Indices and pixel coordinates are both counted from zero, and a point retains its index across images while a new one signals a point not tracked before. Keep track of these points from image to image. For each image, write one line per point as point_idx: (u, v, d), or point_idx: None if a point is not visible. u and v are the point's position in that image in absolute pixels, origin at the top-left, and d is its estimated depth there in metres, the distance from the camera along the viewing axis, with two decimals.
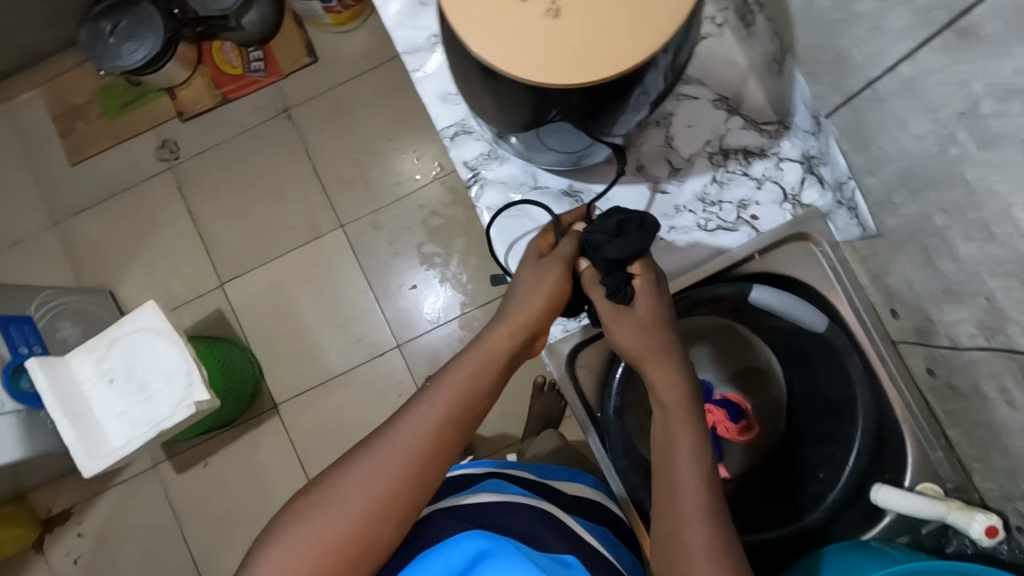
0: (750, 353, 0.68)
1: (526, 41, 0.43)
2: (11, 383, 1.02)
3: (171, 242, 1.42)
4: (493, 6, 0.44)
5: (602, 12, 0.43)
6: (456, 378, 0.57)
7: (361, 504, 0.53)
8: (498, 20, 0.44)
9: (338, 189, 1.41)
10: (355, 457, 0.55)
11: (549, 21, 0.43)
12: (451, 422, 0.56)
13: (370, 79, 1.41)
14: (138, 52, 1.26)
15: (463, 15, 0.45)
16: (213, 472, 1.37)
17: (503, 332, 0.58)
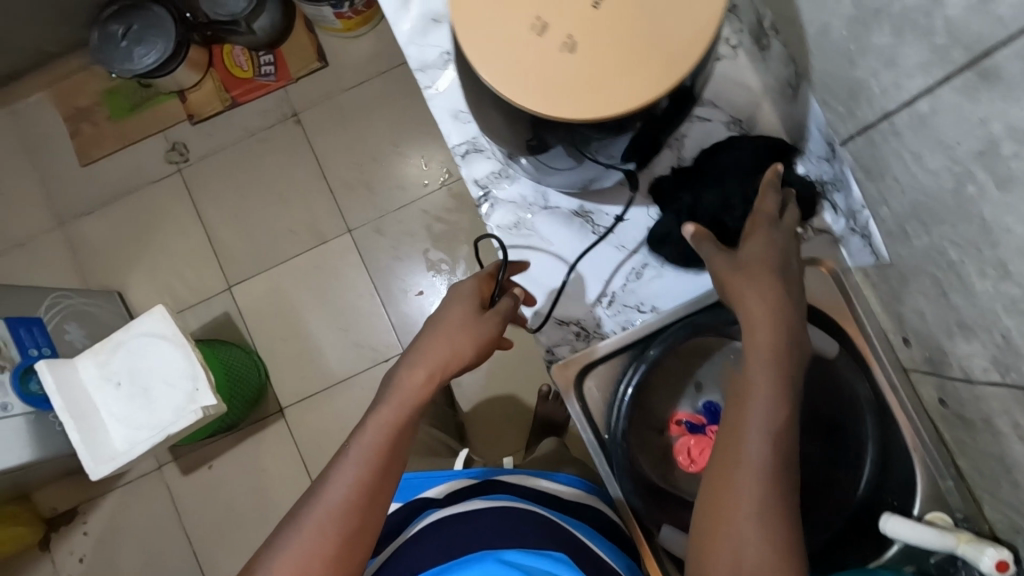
0: None
1: (534, 74, 0.44)
2: (20, 385, 1.03)
3: (179, 245, 1.42)
4: (505, 35, 0.45)
5: (612, 48, 0.43)
6: (376, 427, 0.56)
7: (307, 558, 0.53)
8: (509, 52, 0.44)
9: (344, 194, 1.40)
10: (298, 515, 0.54)
11: (565, 55, 0.44)
12: (384, 468, 0.56)
13: (378, 84, 1.41)
14: (149, 55, 1.27)
15: (480, 48, 0.45)
16: (217, 474, 1.37)
17: (417, 372, 0.58)
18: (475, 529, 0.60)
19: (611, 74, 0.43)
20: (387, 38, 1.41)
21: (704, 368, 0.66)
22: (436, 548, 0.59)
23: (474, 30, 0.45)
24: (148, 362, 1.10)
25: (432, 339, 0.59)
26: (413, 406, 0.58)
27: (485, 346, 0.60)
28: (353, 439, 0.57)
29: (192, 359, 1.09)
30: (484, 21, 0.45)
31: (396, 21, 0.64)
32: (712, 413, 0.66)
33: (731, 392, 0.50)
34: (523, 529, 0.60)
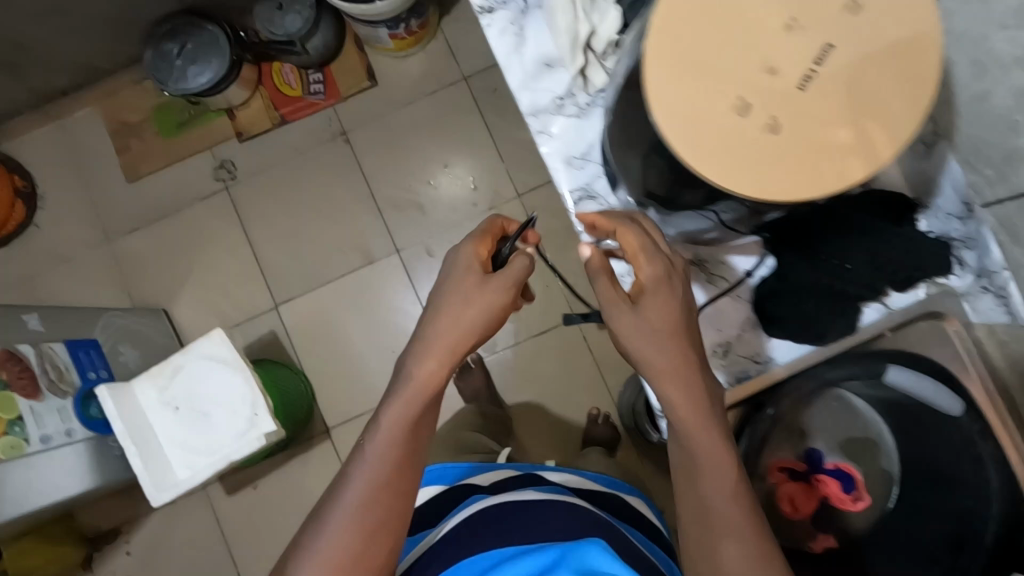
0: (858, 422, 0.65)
1: (725, 140, 0.40)
2: (81, 409, 1.02)
3: (226, 263, 1.41)
4: (701, 88, 0.40)
5: (815, 128, 0.40)
6: (397, 410, 0.61)
7: (344, 544, 0.56)
8: (702, 109, 0.41)
9: (393, 214, 1.40)
10: (329, 506, 0.58)
11: (770, 135, 0.40)
12: (409, 451, 0.60)
13: (428, 104, 1.41)
14: (204, 75, 1.27)
15: (675, 121, 0.41)
16: (262, 494, 1.36)
17: (436, 358, 0.62)
18: (516, 514, 0.72)
19: (817, 158, 0.40)
20: (437, 58, 1.41)
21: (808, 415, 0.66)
22: (474, 542, 0.70)
23: (669, 98, 0.41)
24: (207, 385, 1.09)
25: (445, 317, 0.63)
26: (428, 397, 0.62)
27: (495, 320, 0.64)
28: (371, 432, 0.60)
29: (251, 382, 1.08)
30: (680, 88, 0.41)
31: (508, 65, 0.62)
32: (816, 459, 0.66)
33: (660, 396, 0.53)
34: (556, 518, 0.71)
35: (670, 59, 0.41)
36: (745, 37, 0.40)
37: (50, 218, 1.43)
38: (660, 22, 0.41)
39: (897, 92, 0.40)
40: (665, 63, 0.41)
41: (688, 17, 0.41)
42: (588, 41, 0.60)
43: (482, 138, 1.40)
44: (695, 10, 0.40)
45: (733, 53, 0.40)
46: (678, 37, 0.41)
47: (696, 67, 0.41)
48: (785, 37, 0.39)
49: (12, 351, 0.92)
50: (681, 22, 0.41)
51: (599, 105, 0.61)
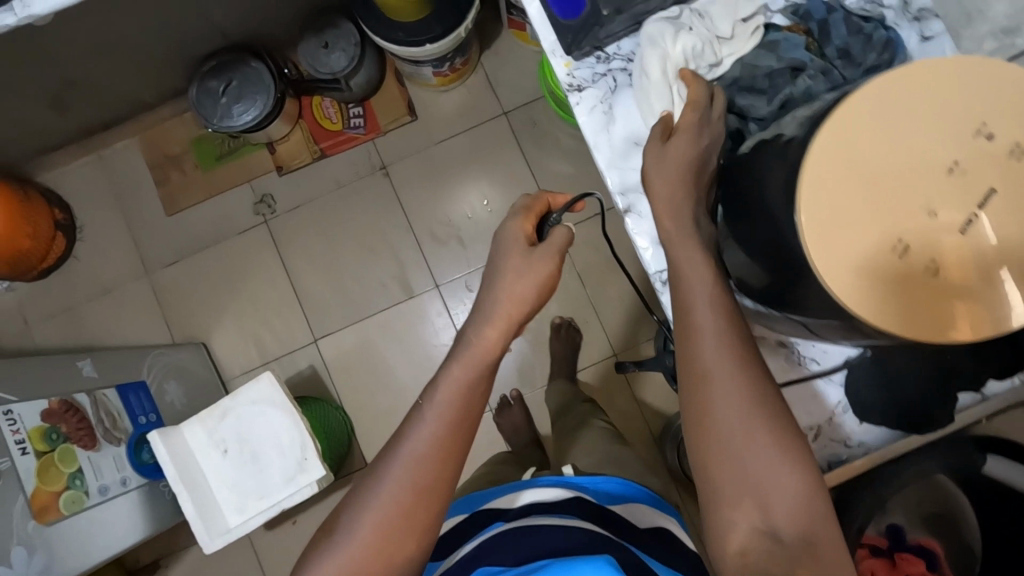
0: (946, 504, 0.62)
1: (870, 268, 0.40)
2: (134, 455, 1.02)
3: (266, 296, 1.42)
4: (865, 210, 0.40)
5: (966, 277, 0.39)
6: (445, 393, 0.63)
7: (396, 500, 0.60)
8: (859, 232, 0.40)
9: (432, 248, 1.40)
10: (385, 465, 0.62)
11: (928, 276, 0.39)
12: (454, 434, 0.62)
13: (468, 139, 1.41)
14: (248, 112, 1.27)
15: (826, 251, 0.41)
16: (301, 530, 1.36)
17: (486, 340, 0.65)
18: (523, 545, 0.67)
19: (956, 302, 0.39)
20: (477, 92, 1.41)
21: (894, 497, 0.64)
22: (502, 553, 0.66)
23: (822, 227, 0.41)
24: (256, 430, 1.09)
25: (496, 294, 0.66)
26: (476, 373, 0.64)
27: (544, 290, 0.67)
28: (422, 405, 0.64)
29: (300, 427, 1.08)
30: (833, 219, 0.41)
31: (596, 143, 0.63)
32: None
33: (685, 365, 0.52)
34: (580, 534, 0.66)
35: (824, 191, 0.41)
36: (905, 175, 0.39)
37: (89, 250, 1.43)
38: (815, 156, 0.42)
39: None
40: (819, 195, 0.41)
41: (842, 154, 0.41)
42: None
43: (522, 173, 1.40)
44: (850, 147, 0.41)
45: (894, 189, 0.39)
46: (833, 170, 0.41)
47: (850, 200, 0.41)
48: (948, 179, 0.39)
49: (68, 402, 0.92)
50: (836, 158, 0.42)
51: None
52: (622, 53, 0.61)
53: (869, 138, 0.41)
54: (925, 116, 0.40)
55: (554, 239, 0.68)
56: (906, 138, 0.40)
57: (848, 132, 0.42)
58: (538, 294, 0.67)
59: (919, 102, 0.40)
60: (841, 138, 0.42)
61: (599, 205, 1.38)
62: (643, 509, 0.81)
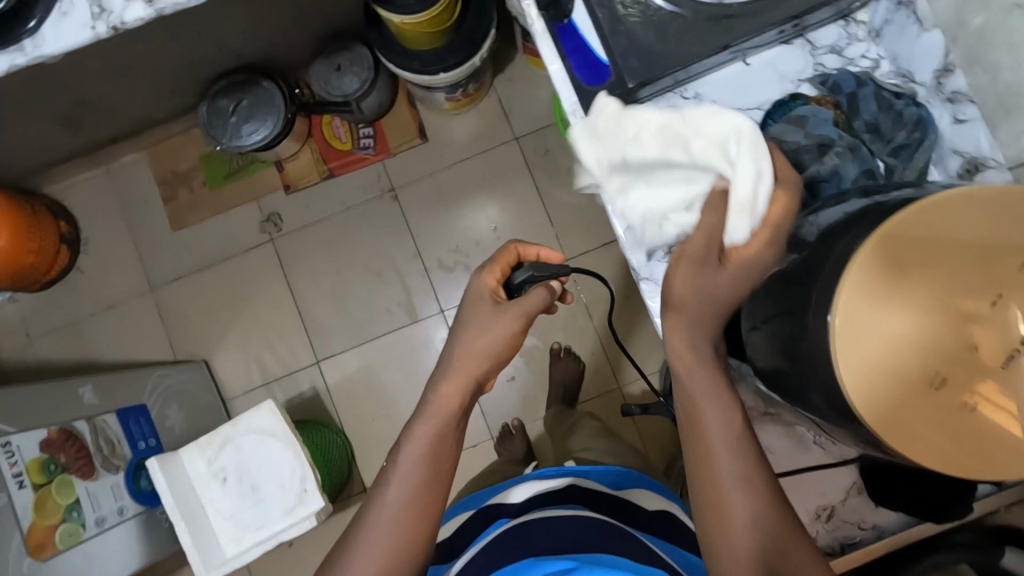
0: None
1: (895, 403, 0.39)
2: (133, 483, 1.01)
3: (270, 316, 1.40)
4: (895, 344, 0.39)
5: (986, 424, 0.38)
6: (412, 451, 0.62)
7: (371, 563, 0.59)
8: (885, 366, 0.39)
9: (439, 274, 1.39)
10: (362, 527, 0.61)
11: (961, 409, 0.38)
12: (429, 489, 0.62)
13: (477, 164, 1.39)
14: (257, 132, 1.25)
15: (856, 379, 0.39)
16: (298, 552, 1.35)
17: (451, 394, 0.63)
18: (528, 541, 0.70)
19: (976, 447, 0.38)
20: (489, 117, 1.40)
21: None
22: (506, 552, 0.69)
23: (855, 355, 0.39)
24: (256, 461, 1.08)
25: (456, 351, 0.64)
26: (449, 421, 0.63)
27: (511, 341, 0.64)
28: (391, 465, 0.63)
29: (301, 458, 1.07)
30: (866, 348, 0.39)
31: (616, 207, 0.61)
32: None
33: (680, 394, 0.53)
34: (583, 531, 0.69)
35: (859, 317, 0.39)
36: (940, 308, 0.38)
37: (93, 264, 1.42)
38: (846, 283, 0.40)
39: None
40: (853, 322, 0.40)
41: (878, 279, 0.39)
42: None
43: (532, 201, 1.38)
44: (884, 275, 0.39)
45: (930, 324, 0.38)
46: (868, 297, 0.39)
47: (885, 328, 0.39)
48: (986, 317, 0.37)
49: (67, 430, 0.91)
50: (868, 283, 0.40)
51: None
52: None
53: (905, 265, 0.39)
54: (962, 248, 0.38)
55: (529, 302, 0.64)
56: (947, 268, 0.38)
57: (892, 257, 0.39)
58: (504, 350, 0.65)
59: (957, 232, 0.38)
60: (873, 262, 0.40)
61: (609, 236, 1.37)
62: (649, 495, 0.82)
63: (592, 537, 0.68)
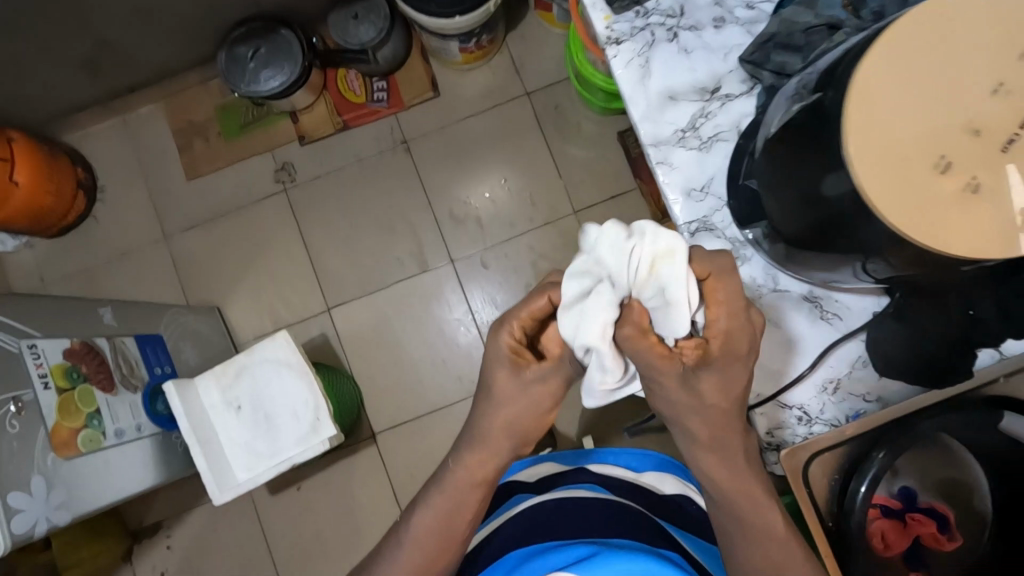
0: (957, 467, 0.67)
1: (915, 192, 0.38)
2: (149, 405, 1.02)
3: (281, 264, 1.42)
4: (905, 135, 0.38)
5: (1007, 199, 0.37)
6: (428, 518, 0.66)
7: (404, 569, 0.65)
8: (899, 157, 0.38)
9: (450, 225, 1.41)
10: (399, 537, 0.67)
11: (970, 191, 0.37)
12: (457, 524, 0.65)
13: (489, 118, 1.42)
14: (274, 79, 1.28)
15: (867, 160, 0.39)
16: (305, 496, 1.37)
17: (481, 465, 0.64)
18: (550, 519, 0.73)
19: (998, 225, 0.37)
20: (501, 73, 1.42)
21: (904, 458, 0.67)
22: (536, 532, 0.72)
23: (862, 134, 0.39)
24: (268, 390, 1.09)
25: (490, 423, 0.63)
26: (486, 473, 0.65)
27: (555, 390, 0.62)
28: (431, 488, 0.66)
29: (313, 388, 1.08)
30: (874, 129, 0.39)
31: (632, 96, 0.64)
32: (909, 498, 0.67)
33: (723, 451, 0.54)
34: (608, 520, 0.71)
35: (872, 96, 0.39)
36: (937, 96, 0.38)
37: (109, 211, 1.44)
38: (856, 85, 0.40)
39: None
40: (864, 121, 0.39)
41: (895, 64, 0.39)
42: (715, 87, 0.63)
43: (541, 155, 1.41)
44: (891, 75, 0.39)
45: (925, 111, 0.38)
46: (878, 95, 0.39)
47: (889, 109, 0.39)
48: (991, 99, 0.37)
49: (89, 344, 0.94)
50: (868, 86, 0.40)
51: (722, 141, 0.62)
52: (661, 9, 0.63)
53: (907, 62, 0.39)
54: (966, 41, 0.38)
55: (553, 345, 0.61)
56: (961, 54, 0.38)
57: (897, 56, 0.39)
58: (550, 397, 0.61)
59: (954, 27, 0.39)
60: (880, 63, 0.40)
61: (617, 189, 1.39)
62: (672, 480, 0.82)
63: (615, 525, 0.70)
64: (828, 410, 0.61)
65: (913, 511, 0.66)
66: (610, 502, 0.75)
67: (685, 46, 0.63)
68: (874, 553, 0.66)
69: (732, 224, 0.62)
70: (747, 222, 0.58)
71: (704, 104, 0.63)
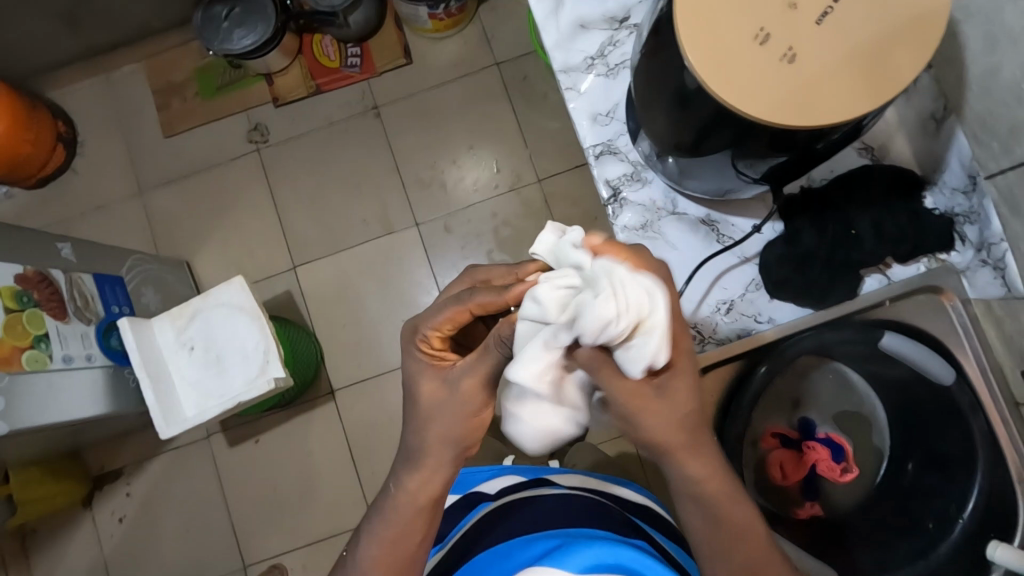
0: (856, 399, 0.65)
1: (738, 65, 0.41)
2: (103, 339, 1.05)
3: (249, 221, 1.46)
4: (731, 13, 0.41)
5: (820, 68, 0.40)
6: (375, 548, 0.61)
7: None
8: (724, 33, 0.41)
9: (415, 189, 1.44)
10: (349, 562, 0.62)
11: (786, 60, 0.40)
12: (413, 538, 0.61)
13: (458, 86, 1.45)
14: (247, 38, 1.32)
15: (697, 37, 0.41)
16: (264, 450, 1.40)
17: (424, 487, 0.59)
18: (511, 517, 0.69)
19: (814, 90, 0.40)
20: (472, 43, 1.45)
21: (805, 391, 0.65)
22: (499, 529, 0.68)
23: (694, 18, 0.41)
24: (221, 331, 1.13)
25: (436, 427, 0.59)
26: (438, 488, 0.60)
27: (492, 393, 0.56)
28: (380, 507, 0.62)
29: (265, 331, 1.11)
30: (708, 25, 0.41)
31: (545, 25, 0.66)
32: (807, 430, 0.64)
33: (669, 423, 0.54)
34: (571, 511, 0.67)
35: None
36: None
37: (86, 165, 1.48)
38: None
39: (908, 37, 0.40)
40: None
41: None
42: (624, 16, 0.65)
43: (508, 124, 1.44)
44: None
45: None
46: None
47: None
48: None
49: (43, 273, 0.97)
50: None
51: (628, 68, 0.64)
52: None
53: None
54: None
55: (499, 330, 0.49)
56: None
57: None
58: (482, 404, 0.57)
59: None
60: None
61: (581, 159, 1.41)
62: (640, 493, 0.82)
63: (583, 516, 0.67)
64: (720, 330, 0.63)
65: (813, 440, 0.63)
66: (573, 496, 0.71)
67: None
68: (769, 483, 0.63)
69: (634, 148, 0.64)
70: (640, 141, 0.61)
71: (613, 34, 0.65)
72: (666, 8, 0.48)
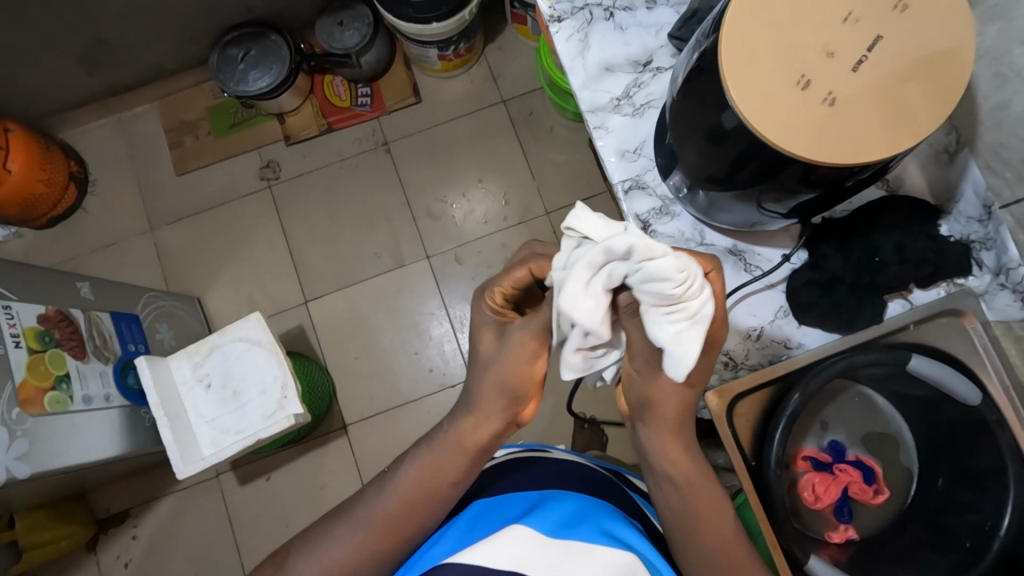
0: (880, 420, 0.65)
1: (781, 107, 0.44)
2: (120, 378, 1.04)
3: (262, 259, 1.47)
4: (772, 62, 0.45)
5: (858, 111, 0.44)
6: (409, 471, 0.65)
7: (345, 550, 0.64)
8: (767, 78, 0.45)
9: (426, 223, 1.46)
10: (344, 527, 0.65)
11: (824, 101, 0.44)
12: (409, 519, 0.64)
13: (466, 122, 1.49)
14: (262, 79, 1.35)
15: (742, 82, 0.45)
16: (274, 487, 1.37)
17: (475, 430, 0.64)
18: (517, 473, 0.69)
19: (853, 131, 0.44)
20: (479, 81, 1.50)
21: (823, 413, 0.65)
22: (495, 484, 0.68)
23: (739, 65, 0.45)
24: (240, 367, 1.13)
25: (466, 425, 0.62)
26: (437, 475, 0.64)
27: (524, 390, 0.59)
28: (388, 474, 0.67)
29: (283, 366, 1.11)
30: (750, 67, 0.45)
31: (573, 67, 0.70)
32: (837, 451, 0.64)
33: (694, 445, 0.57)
34: (566, 476, 0.68)
35: (743, 28, 0.45)
36: (795, 28, 0.45)
37: (98, 204, 1.50)
38: (729, 18, 0.46)
39: (933, 85, 0.44)
40: (739, 47, 0.45)
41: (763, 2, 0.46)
42: (647, 59, 0.69)
43: (516, 159, 1.47)
44: (759, 10, 0.45)
45: (788, 40, 0.45)
46: (750, 25, 0.45)
47: (760, 43, 0.45)
48: (842, 27, 0.44)
49: (64, 312, 0.97)
50: (738, 19, 0.46)
51: (653, 107, 0.68)
52: None
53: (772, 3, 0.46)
54: None
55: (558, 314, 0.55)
56: None
57: None
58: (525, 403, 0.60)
59: None
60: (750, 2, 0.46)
61: (587, 192, 1.45)
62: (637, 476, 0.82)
63: (585, 482, 0.67)
64: (752, 356, 0.65)
65: (842, 464, 0.63)
66: (576, 464, 0.71)
67: (621, 24, 0.69)
68: (802, 505, 0.63)
69: (662, 183, 0.67)
70: (672, 175, 0.64)
71: (638, 75, 0.69)
72: (702, 53, 0.51)
